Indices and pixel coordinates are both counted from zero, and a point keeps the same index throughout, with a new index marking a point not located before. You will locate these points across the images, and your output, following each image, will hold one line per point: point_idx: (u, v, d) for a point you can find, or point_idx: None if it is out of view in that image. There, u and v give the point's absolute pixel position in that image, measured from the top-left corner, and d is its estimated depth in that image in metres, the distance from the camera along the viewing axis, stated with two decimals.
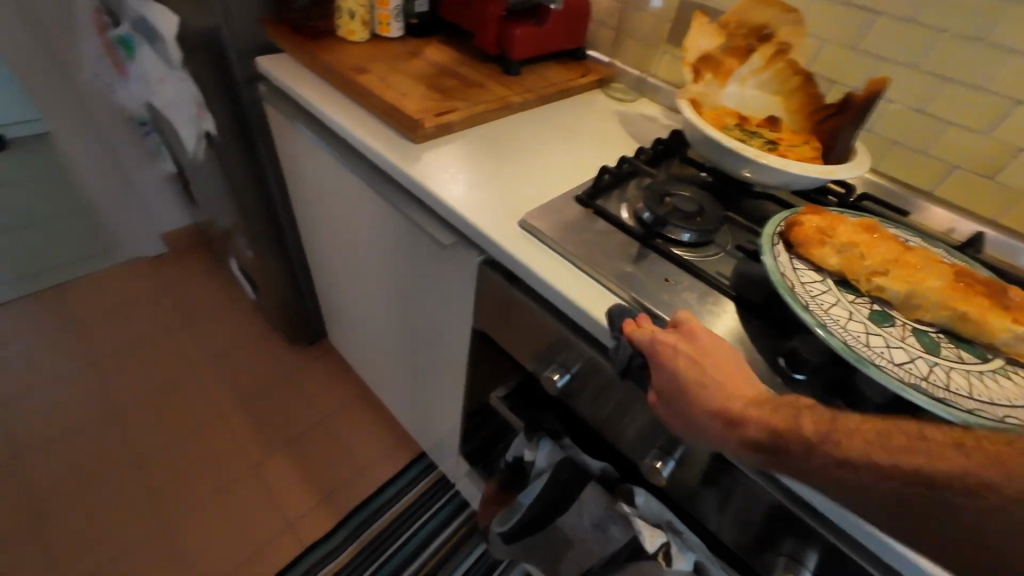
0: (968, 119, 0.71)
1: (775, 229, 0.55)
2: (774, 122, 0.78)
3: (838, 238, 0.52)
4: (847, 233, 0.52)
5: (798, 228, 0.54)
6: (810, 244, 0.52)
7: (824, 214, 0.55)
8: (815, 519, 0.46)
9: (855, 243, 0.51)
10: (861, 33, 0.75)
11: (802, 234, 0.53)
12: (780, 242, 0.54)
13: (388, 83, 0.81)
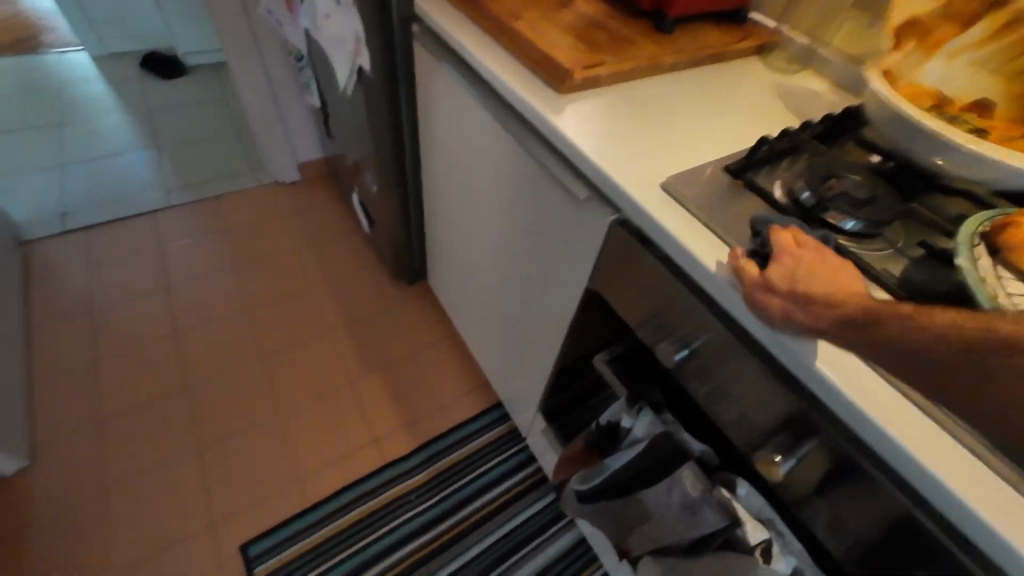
0: None
1: (976, 228, 0.48)
2: (987, 109, 0.65)
3: None
4: None
5: (1011, 230, 0.45)
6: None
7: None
8: (966, 555, 0.41)
9: None
10: None
11: (1017, 237, 0.44)
12: (981, 244, 0.46)
13: (540, 31, 0.80)
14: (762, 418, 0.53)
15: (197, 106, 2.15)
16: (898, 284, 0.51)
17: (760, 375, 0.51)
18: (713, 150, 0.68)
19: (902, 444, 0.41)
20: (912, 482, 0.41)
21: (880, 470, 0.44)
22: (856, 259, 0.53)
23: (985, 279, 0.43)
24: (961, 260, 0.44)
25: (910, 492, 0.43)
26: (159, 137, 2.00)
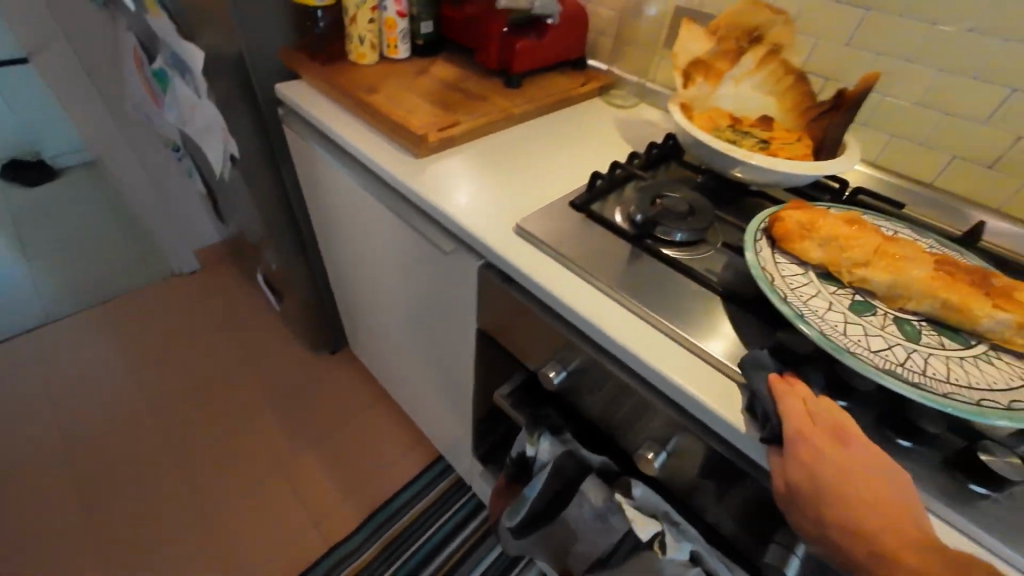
0: (968, 111, 0.71)
1: (759, 225, 0.57)
2: (770, 120, 0.80)
3: (820, 232, 0.53)
4: (830, 227, 0.53)
5: (780, 224, 0.55)
6: (791, 238, 0.54)
7: (805, 207, 0.57)
8: None
9: (837, 236, 0.52)
10: (852, 30, 0.76)
11: (784, 230, 0.54)
12: (763, 238, 0.56)
13: (396, 102, 0.86)
14: (639, 422, 0.59)
15: (71, 208, 2.02)
16: (718, 280, 0.60)
17: (625, 385, 0.57)
18: (561, 187, 0.76)
19: (733, 422, 0.47)
20: (748, 449, 0.48)
21: (730, 452, 0.51)
22: (684, 266, 0.61)
23: (766, 267, 0.53)
24: (747, 254, 0.53)
25: (753, 462, 0.50)
26: (31, 247, 1.85)
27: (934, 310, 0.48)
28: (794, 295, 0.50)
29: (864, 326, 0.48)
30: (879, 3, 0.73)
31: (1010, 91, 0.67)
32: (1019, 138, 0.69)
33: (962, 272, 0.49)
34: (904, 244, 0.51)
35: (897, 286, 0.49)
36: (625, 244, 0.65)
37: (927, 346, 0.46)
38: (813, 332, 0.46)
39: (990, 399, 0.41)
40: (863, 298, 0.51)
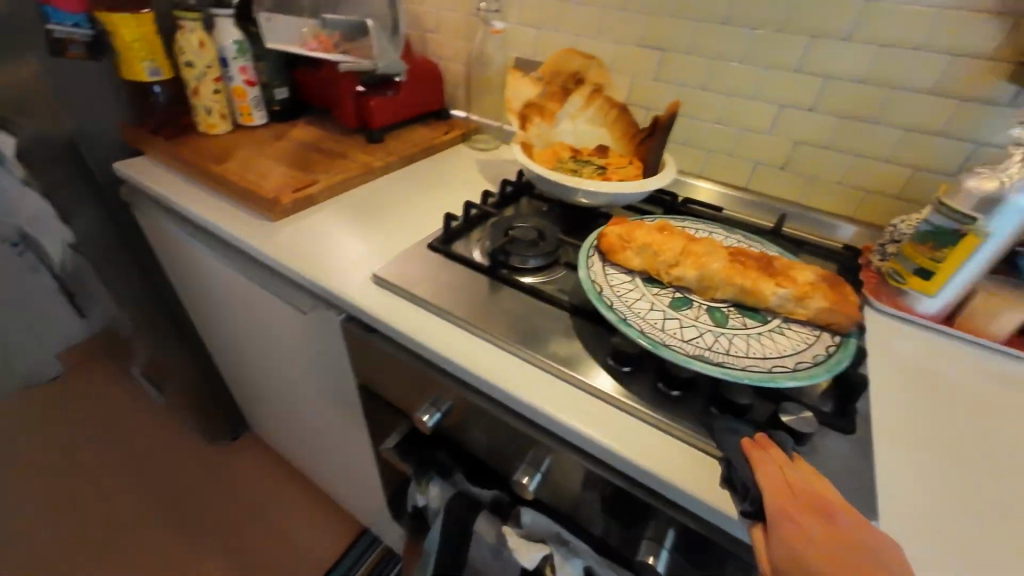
0: (755, 125, 0.85)
1: (592, 243, 0.63)
2: (605, 149, 0.90)
3: (636, 241, 0.59)
4: (644, 236, 0.60)
5: (604, 239, 0.61)
6: (615, 251, 0.59)
7: (625, 221, 0.63)
8: (689, 517, 0.48)
9: (649, 243, 0.58)
10: (656, 67, 0.89)
11: (608, 243, 0.60)
12: (595, 254, 0.62)
13: (249, 168, 0.85)
14: (515, 449, 0.60)
15: None
16: (567, 297, 0.64)
17: (496, 418, 0.58)
18: (422, 232, 0.78)
19: (610, 446, 0.48)
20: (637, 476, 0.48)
21: (620, 478, 0.51)
22: (535, 290, 0.65)
23: (597, 280, 0.58)
24: (579, 270, 0.58)
25: (650, 491, 0.50)
26: None
27: (734, 295, 0.55)
28: (621, 302, 0.55)
29: (680, 319, 0.53)
30: (670, 44, 0.86)
31: (778, 106, 0.82)
32: (795, 142, 0.83)
33: (750, 259, 0.56)
34: (705, 242, 0.59)
35: (703, 279, 0.56)
36: (482, 278, 0.68)
37: (733, 328, 0.53)
38: (636, 334, 0.50)
39: (780, 365, 0.48)
40: (682, 295, 0.57)
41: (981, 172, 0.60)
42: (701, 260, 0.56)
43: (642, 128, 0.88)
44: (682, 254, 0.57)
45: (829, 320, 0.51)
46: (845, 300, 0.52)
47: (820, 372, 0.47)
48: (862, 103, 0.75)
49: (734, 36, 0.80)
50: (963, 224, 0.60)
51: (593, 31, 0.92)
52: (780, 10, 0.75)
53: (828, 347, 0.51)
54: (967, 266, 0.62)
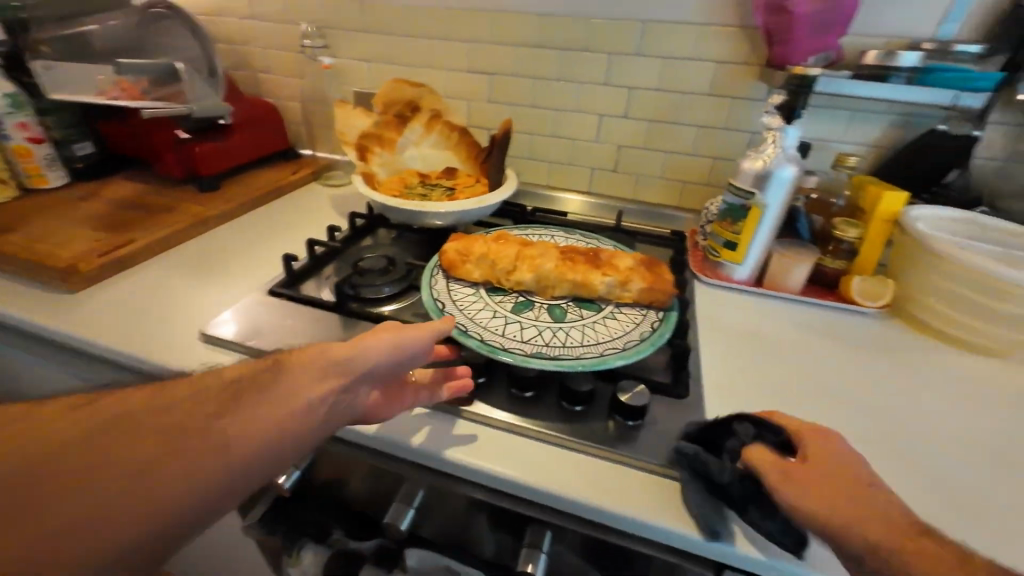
0: (583, 134, 0.93)
1: (436, 261, 0.65)
2: (453, 171, 0.92)
3: (474, 254, 0.61)
4: (481, 248, 0.62)
5: (445, 255, 0.63)
6: (455, 266, 0.61)
7: (463, 237, 0.65)
8: (550, 513, 0.48)
9: (486, 254, 0.61)
10: (487, 90, 0.94)
11: (448, 260, 0.62)
12: (439, 272, 0.63)
13: (40, 236, 0.73)
14: (386, 489, 0.56)
15: None
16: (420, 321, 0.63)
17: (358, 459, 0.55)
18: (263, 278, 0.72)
19: (464, 460, 0.47)
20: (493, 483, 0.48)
21: (480, 492, 0.50)
22: (386, 319, 0.63)
23: (440, 297, 0.59)
24: (422, 291, 0.59)
25: (514, 497, 0.49)
26: None
27: (569, 289, 0.59)
28: (463, 315, 0.56)
29: (521, 322, 0.56)
30: (495, 68, 0.92)
31: (598, 116, 0.91)
32: (619, 146, 0.93)
33: (579, 253, 0.61)
34: (538, 245, 0.63)
35: (540, 279, 0.59)
36: (330, 316, 0.64)
37: (570, 321, 0.56)
38: (476, 343, 0.52)
39: (610, 348, 0.52)
40: (524, 298, 0.60)
41: (750, 154, 0.71)
42: (534, 262, 0.59)
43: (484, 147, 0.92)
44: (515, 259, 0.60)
45: (651, 297, 0.57)
46: (660, 280, 0.58)
47: (644, 347, 0.52)
48: (661, 106, 0.86)
49: (548, 57, 0.88)
50: (747, 198, 0.70)
51: (423, 61, 0.95)
52: (579, 32, 0.85)
53: (653, 324, 0.56)
54: (758, 234, 0.73)
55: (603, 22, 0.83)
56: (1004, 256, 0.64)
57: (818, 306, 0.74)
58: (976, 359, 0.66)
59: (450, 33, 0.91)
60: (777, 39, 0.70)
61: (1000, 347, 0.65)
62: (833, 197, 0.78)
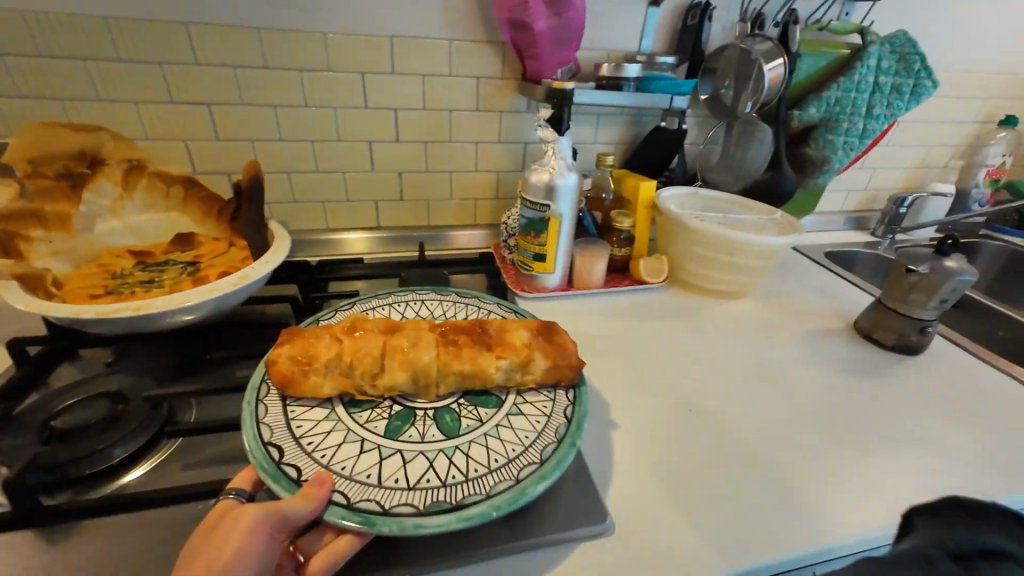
0: (356, 165, 0.82)
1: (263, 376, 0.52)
2: (188, 240, 0.68)
3: (319, 360, 0.51)
4: (327, 350, 0.52)
5: (275, 367, 0.51)
6: (296, 382, 0.50)
7: (299, 335, 0.53)
8: None
9: (336, 359, 0.51)
10: (212, 125, 0.73)
11: (281, 374, 0.50)
12: (269, 397, 0.50)
13: None
14: None
15: None
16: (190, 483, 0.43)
17: None
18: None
19: None
20: None
21: None
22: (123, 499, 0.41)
23: (276, 436, 0.46)
24: (244, 434, 0.45)
25: None
26: None
27: (456, 384, 0.53)
28: (314, 462, 0.44)
29: (402, 453, 0.46)
30: (215, 96, 0.71)
31: (367, 143, 0.80)
32: (399, 172, 0.84)
33: (460, 336, 0.55)
34: (408, 329, 0.55)
35: (418, 378, 0.52)
36: (16, 535, 0.39)
37: (465, 433, 0.49)
38: (341, 511, 0.41)
39: (525, 465, 0.45)
40: (403, 407, 0.52)
41: (534, 168, 0.71)
42: (407, 359, 0.52)
43: (226, 200, 0.71)
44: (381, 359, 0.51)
45: (559, 376, 0.54)
46: (562, 351, 0.55)
47: (565, 450, 0.47)
48: (432, 126, 0.81)
49: (287, 80, 0.72)
50: (543, 211, 0.71)
51: (91, 92, 0.67)
52: (316, 49, 0.71)
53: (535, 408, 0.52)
54: (561, 241, 0.75)
55: (343, 38, 0.71)
56: (726, 219, 0.81)
57: (619, 292, 0.82)
58: (727, 303, 0.84)
59: (126, 53, 0.66)
60: (527, 54, 0.72)
61: (740, 289, 0.83)
62: (603, 192, 0.86)
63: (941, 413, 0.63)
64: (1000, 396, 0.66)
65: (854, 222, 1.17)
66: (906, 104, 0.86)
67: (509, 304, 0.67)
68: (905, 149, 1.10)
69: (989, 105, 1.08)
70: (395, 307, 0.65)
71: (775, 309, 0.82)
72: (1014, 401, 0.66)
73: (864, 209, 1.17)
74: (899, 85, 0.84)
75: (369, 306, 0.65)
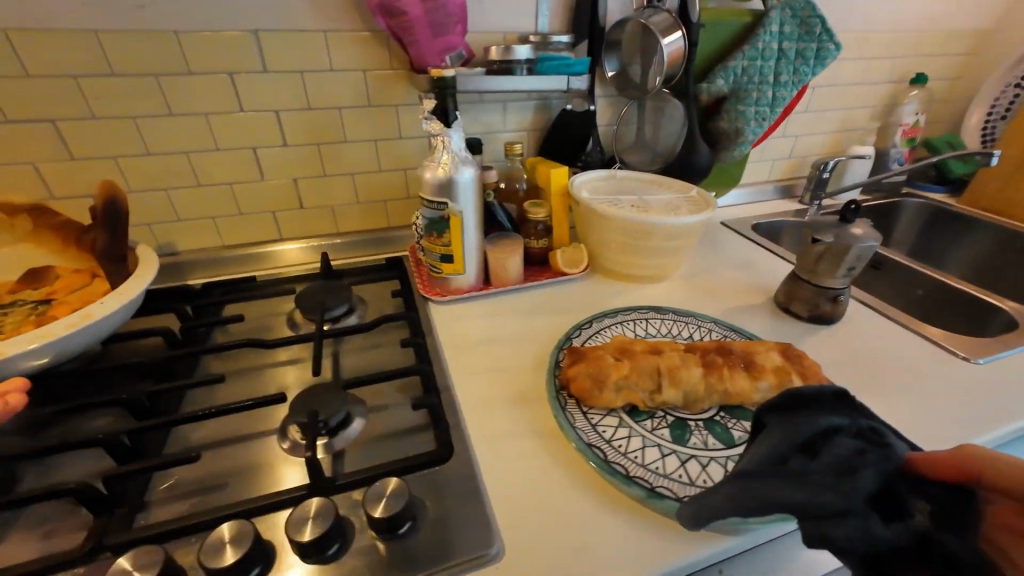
0: (244, 175, 0.75)
1: (556, 386, 0.55)
2: (41, 276, 0.60)
3: (611, 377, 0.52)
4: (611, 367, 0.53)
5: (573, 383, 0.53)
6: (591, 396, 0.52)
7: (582, 354, 0.55)
8: None
9: (626, 377, 0.52)
10: (62, 145, 0.65)
11: (581, 387, 0.52)
12: (565, 403, 0.53)
13: None
14: None
15: None
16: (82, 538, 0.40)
17: None
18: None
19: None
20: None
21: None
22: None
23: (590, 439, 0.49)
24: (571, 435, 0.49)
25: None
26: None
27: (719, 400, 0.52)
28: (632, 461, 0.47)
29: (697, 457, 0.47)
30: (55, 111, 0.63)
31: (254, 150, 0.74)
32: (295, 179, 0.78)
33: (719, 355, 0.54)
34: (670, 350, 0.55)
35: (688, 393, 0.52)
36: None
37: (743, 442, 0.49)
38: (673, 504, 0.43)
39: None
40: (675, 418, 0.52)
41: (427, 164, 0.66)
42: (680, 380, 0.52)
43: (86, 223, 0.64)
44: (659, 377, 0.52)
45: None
46: (811, 375, 0.53)
47: None
48: (322, 128, 0.75)
49: (143, 84, 0.65)
50: (442, 209, 0.67)
51: None
52: (173, 51, 0.64)
53: (738, 424, 0.51)
54: (467, 240, 0.71)
55: (199, 36, 0.64)
56: (640, 201, 0.78)
57: (538, 286, 0.78)
58: (650, 287, 0.81)
59: None
60: (408, 40, 0.66)
61: (661, 271, 0.81)
62: (516, 182, 0.82)
63: (851, 380, 0.62)
64: (910, 355, 0.65)
65: (782, 191, 1.17)
66: (812, 69, 0.84)
67: (726, 325, 0.67)
68: (823, 115, 1.11)
69: (899, 65, 1.10)
70: (627, 325, 0.67)
71: (698, 288, 0.80)
72: (923, 358, 0.66)
73: (790, 177, 1.18)
74: (803, 50, 0.83)
75: (604, 325, 0.66)
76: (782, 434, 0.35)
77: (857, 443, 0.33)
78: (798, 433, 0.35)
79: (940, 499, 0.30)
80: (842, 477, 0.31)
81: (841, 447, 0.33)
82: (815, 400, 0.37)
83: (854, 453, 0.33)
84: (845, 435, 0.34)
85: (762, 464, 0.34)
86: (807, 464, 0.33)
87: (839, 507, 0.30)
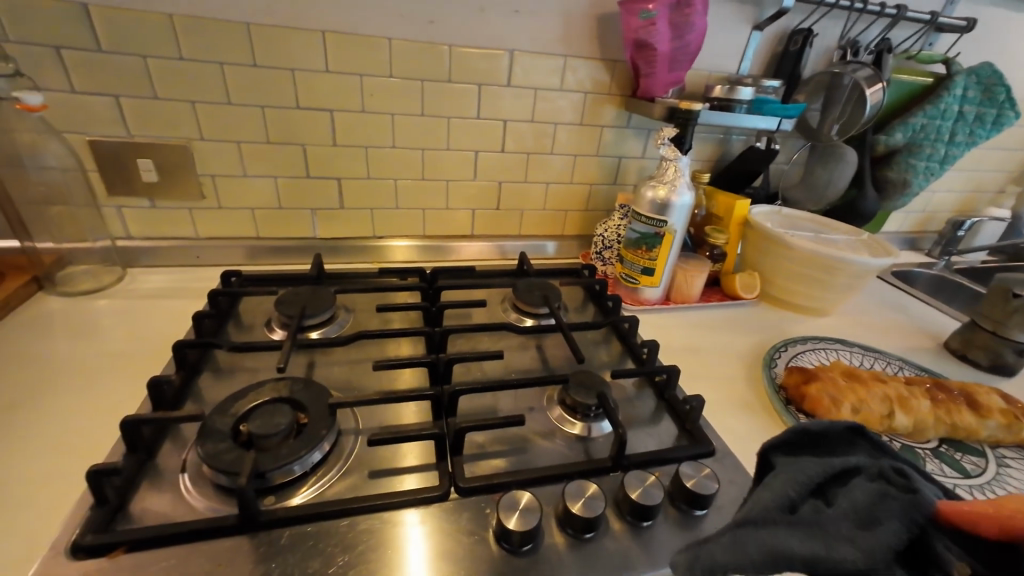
0: (460, 174, 0.83)
1: (782, 402, 0.61)
2: None
3: (846, 398, 0.57)
4: (843, 390, 0.58)
5: (807, 398, 0.58)
6: (828, 413, 0.57)
7: (809, 374, 0.61)
8: None
9: (859, 400, 0.57)
10: (331, 132, 0.74)
11: (817, 404, 0.58)
12: (797, 417, 0.58)
13: None
14: None
15: None
16: (431, 480, 0.47)
17: None
18: (25, 537, 0.39)
19: None
20: None
21: None
22: (361, 504, 0.43)
23: None
24: None
25: None
26: None
27: (945, 433, 0.57)
28: None
29: (942, 481, 0.52)
30: (336, 103, 0.72)
31: (475, 154, 0.82)
32: (499, 183, 0.86)
33: (942, 392, 0.59)
34: (893, 381, 0.60)
35: (918, 423, 0.56)
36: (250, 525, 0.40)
37: (978, 473, 0.53)
38: None
39: None
40: (903, 443, 0.56)
41: (649, 183, 0.73)
42: (912, 409, 0.56)
43: None
44: (894, 405, 0.56)
45: None
46: None
47: None
48: (537, 139, 0.83)
49: (410, 88, 0.73)
50: (659, 226, 0.73)
51: (219, 96, 0.68)
52: (442, 61, 0.72)
53: (966, 457, 0.56)
54: (670, 257, 0.77)
55: (464, 50, 0.72)
56: (820, 239, 0.84)
57: (713, 306, 0.84)
58: (814, 319, 0.86)
59: (260, 58, 0.66)
60: (645, 72, 0.74)
61: (828, 307, 0.85)
62: (696, 207, 0.88)
63: None
64: None
65: (909, 242, 1.21)
66: (987, 133, 0.90)
67: (914, 364, 0.71)
68: (963, 174, 1.15)
69: None
70: (822, 352, 0.71)
71: (865, 325, 0.84)
72: None
73: (919, 230, 1.21)
74: (982, 115, 0.88)
75: (801, 349, 0.71)
76: (794, 475, 0.33)
77: (874, 488, 0.31)
78: (808, 472, 0.33)
79: (977, 552, 0.27)
80: (861, 527, 0.29)
81: (859, 493, 0.31)
82: (826, 439, 0.36)
83: (874, 499, 0.30)
84: (862, 477, 0.32)
85: (773, 512, 0.32)
86: (821, 511, 0.31)
87: (859, 564, 0.27)
